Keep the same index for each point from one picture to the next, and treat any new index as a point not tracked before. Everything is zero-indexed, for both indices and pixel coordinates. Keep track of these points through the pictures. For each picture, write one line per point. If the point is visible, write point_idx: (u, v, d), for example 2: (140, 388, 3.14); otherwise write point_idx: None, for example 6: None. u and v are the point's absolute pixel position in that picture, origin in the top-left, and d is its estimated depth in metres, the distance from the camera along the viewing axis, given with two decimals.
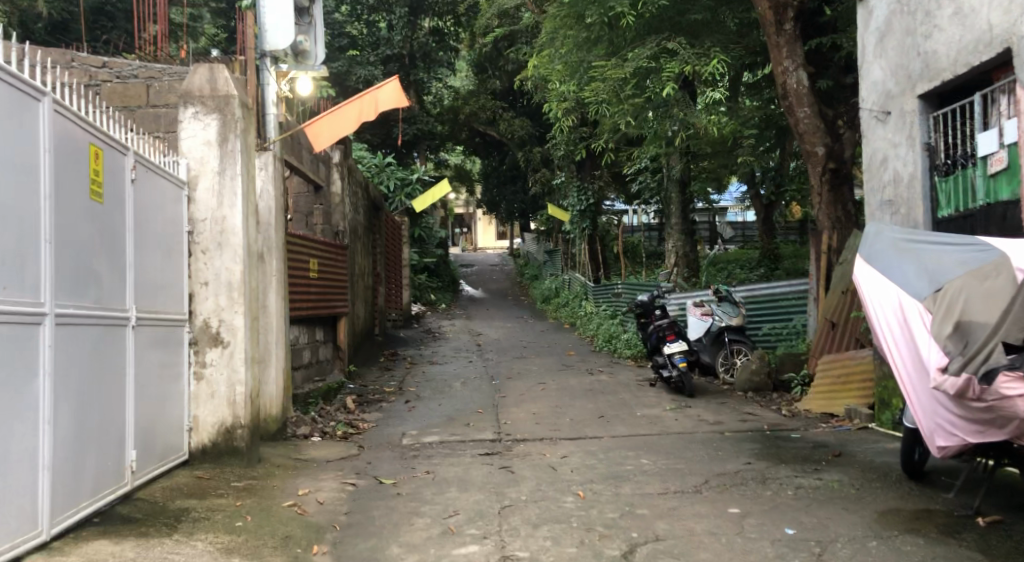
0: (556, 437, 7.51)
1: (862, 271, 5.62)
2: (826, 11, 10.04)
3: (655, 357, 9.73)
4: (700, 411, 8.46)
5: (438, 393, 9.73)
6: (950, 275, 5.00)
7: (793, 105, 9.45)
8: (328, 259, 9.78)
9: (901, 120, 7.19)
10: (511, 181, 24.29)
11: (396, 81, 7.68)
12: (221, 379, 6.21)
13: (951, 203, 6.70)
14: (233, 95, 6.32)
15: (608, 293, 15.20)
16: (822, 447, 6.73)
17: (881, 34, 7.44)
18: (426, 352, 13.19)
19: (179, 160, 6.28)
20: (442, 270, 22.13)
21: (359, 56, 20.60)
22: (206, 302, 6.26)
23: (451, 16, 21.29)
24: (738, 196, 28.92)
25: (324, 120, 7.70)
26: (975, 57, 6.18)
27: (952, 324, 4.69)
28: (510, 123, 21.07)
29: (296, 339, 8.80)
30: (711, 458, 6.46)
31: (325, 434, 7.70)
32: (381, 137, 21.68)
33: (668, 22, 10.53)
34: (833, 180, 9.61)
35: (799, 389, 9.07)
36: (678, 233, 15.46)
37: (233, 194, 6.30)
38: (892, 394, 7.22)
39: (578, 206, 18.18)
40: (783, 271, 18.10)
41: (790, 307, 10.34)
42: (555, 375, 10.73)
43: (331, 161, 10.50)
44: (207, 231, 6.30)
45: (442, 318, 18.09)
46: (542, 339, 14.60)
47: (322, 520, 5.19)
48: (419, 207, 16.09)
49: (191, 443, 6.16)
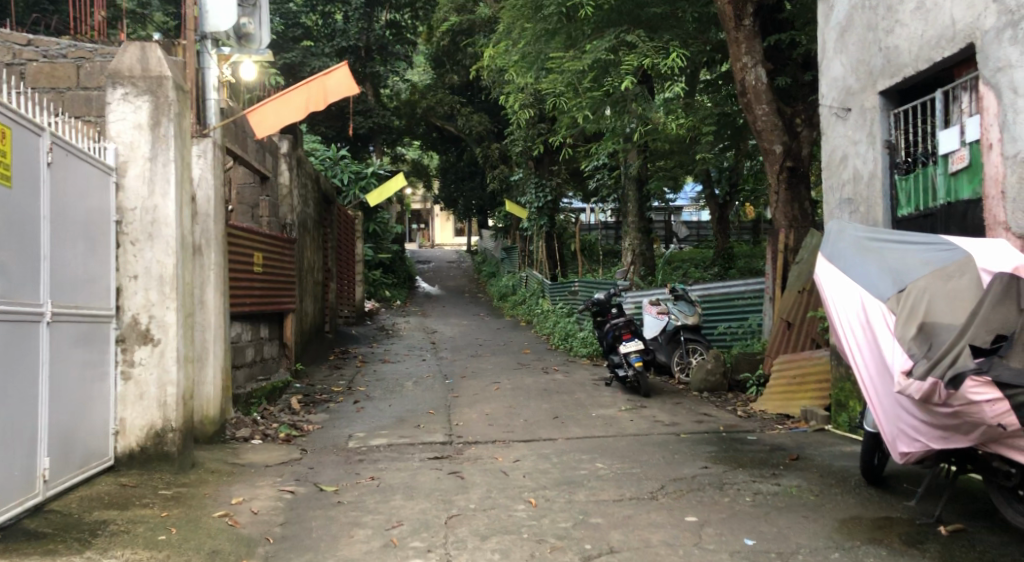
0: (508, 440, 7.25)
1: (823, 271, 5.42)
2: (785, 7, 9.90)
3: (610, 356, 9.53)
4: (656, 411, 8.27)
5: (388, 393, 9.42)
6: (913, 274, 4.85)
7: (751, 102, 9.32)
8: (275, 254, 9.42)
9: (862, 117, 7.04)
10: (469, 176, 23.98)
11: (347, 66, 7.34)
12: (151, 380, 5.85)
13: (911, 202, 6.56)
14: (167, 76, 5.99)
15: (565, 291, 14.98)
16: (780, 450, 6.56)
17: (842, 29, 7.29)
18: (379, 350, 12.87)
19: (107, 145, 5.90)
20: (397, 266, 21.80)
21: (314, 47, 20.07)
22: (134, 297, 5.90)
23: (409, 10, 20.99)
24: (693, 196, 29.00)
25: (269, 106, 7.35)
26: (937, 52, 6.03)
27: (916, 326, 4.54)
28: (467, 119, 20.72)
29: (239, 336, 8.43)
30: (668, 463, 6.24)
31: (267, 436, 7.34)
32: (336, 130, 21.24)
33: (627, 15, 10.28)
34: (790, 178, 9.48)
35: (755, 389, 8.90)
36: (635, 231, 15.27)
37: (166, 182, 5.96)
38: (850, 396, 7.08)
39: (536, 202, 17.91)
40: (737, 271, 18.09)
41: (745, 306, 10.20)
42: (509, 374, 10.48)
43: (279, 151, 10.14)
44: (137, 221, 5.93)
45: (396, 315, 17.76)
46: (498, 337, 14.35)
47: (254, 532, 4.88)
48: (373, 201, 15.72)
49: (117, 447, 5.79)
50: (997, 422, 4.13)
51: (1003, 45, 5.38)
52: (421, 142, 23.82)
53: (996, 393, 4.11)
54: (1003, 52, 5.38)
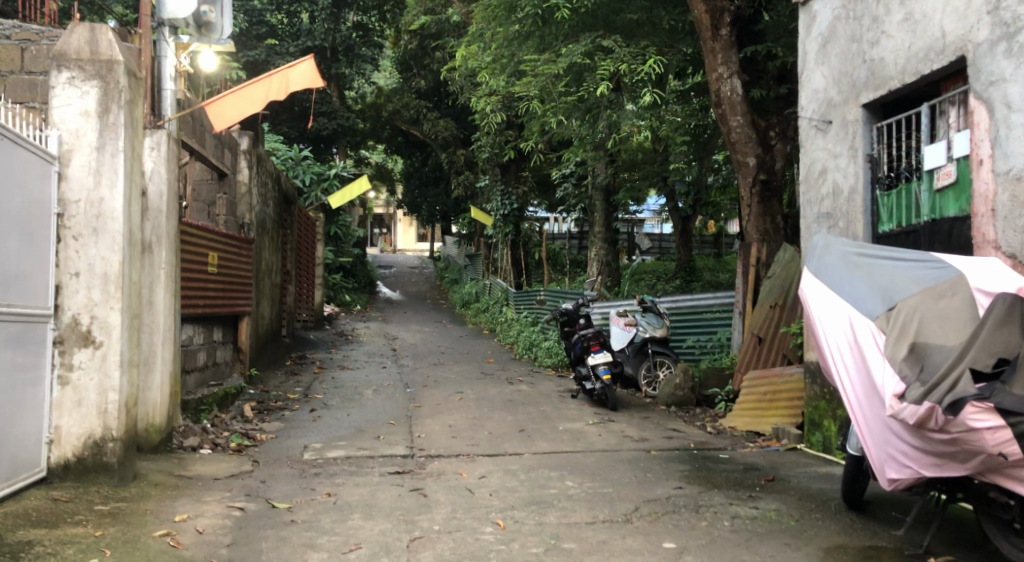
0: (472, 454, 6.93)
1: (810, 286, 5.19)
2: (762, 18, 9.69)
3: (578, 368, 9.27)
4: (624, 426, 8.01)
5: (347, 402, 9.04)
6: (904, 292, 4.66)
7: (726, 113, 9.11)
8: (230, 254, 8.98)
9: (843, 130, 6.83)
10: (433, 182, 23.60)
11: (311, 59, 7.00)
12: (91, 385, 5.47)
13: (893, 218, 6.34)
14: (118, 61, 5.64)
15: (530, 300, 14.67)
16: (754, 471, 6.31)
17: (824, 40, 7.08)
18: (337, 356, 12.47)
19: (50, 132, 5.52)
20: (358, 270, 21.39)
21: (278, 46, 19.55)
22: (76, 296, 5.50)
23: (376, 12, 20.65)
24: (655, 208, 28.92)
25: (227, 100, 6.99)
26: (925, 65, 5.83)
27: (908, 346, 4.35)
28: (433, 123, 20.35)
29: (190, 339, 8.01)
30: (640, 482, 5.97)
31: (216, 446, 6.94)
32: (299, 131, 20.82)
33: (602, 20, 10.04)
34: (763, 192, 9.27)
35: (724, 404, 8.68)
36: (601, 241, 14.94)
37: (114, 173, 5.59)
38: (825, 415, 6.80)
39: (501, 210, 17.66)
40: (702, 285, 17.94)
41: (715, 320, 9.99)
42: (472, 384, 10.15)
43: (238, 148, 9.71)
44: (80, 214, 5.55)
45: (355, 320, 17.34)
46: (460, 345, 14.02)
47: (197, 555, 4.52)
48: (335, 203, 15.30)
49: (51, 458, 5.39)
50: (997, 450, 3.94)
51: (997, 58, 5.19)
52: (386, 146, 23.43)
53: (998, 420, 3.91)
54: (997, 65, 5.20)
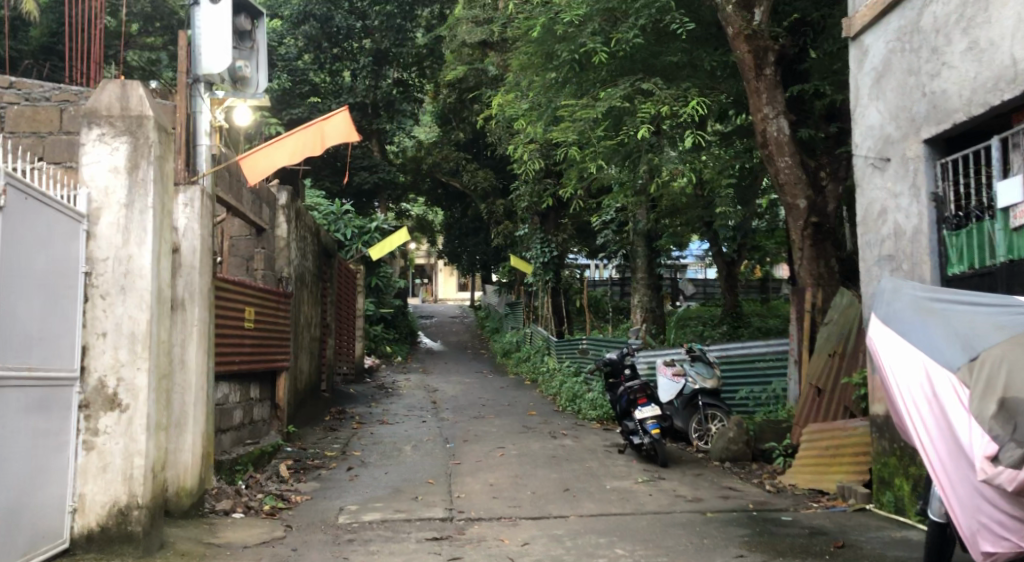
0: (515, 517, 6.55)
1: (878, 334, 4.78)
2: (808, 56, 9.37)
3: (624, 422, 8.83)
4: (676, 484, 7.58)
5: (385, 459, 8.71)
6: (987, 341, 4.26)
7: (773, 153, 8.73)
8: (268, 309, 8.78)
9: (903, 167, 6.43)
10: (474, 232, 23.40)
11: (346, 111, 6.82)
12: (116, 450, 5.22)
13: (964, 259, 5.89)
14: (148, 116, 5.47)
15: (572, 349, 14.25)
16: (821, 535, 5.85)
17: (878, 74, 6.72)
18: (377, 410, 12.17)
19: (79, 190, 5.36)
20: (400, 321, 21.20)
21: (321, 103, 19.66)
22: (102, 357, 5.29)
23: (416, 67, 20.70)
24: (698, 253, 28.39)
25: (262, 152, 6.75)
26: (995, 95, 5.46)
27: (996, 402, 3.95)
28: (472, 174, 20.26)
29: (226, 398, 7.76)
30: (697, 550, 5.56)
31: (250, 509, 6.65)
32: (341, 185, 20.84)
33: (641, 63, 9.81)
34: (815, 235, 8.83)
35: (782, 460, 8.19)
36: (644, 287, 14.47)
37: (142, 229, 5.39)
38: (896, 473, 6.33)
39: (541, 257, 17.36)
40: (749, 331, 17.38)
41: (768, 369, 9.52)
42: (514, 439, 9.74)
43: (276, 203, 9.55)
44: (108, 272, 5.36)
45: (396, 372, 17.09)
46: (502, 396, 13.65)
47: None
48: (375, 255, 15.09)
49: (75, 528, 5.14)
50: None
51: None
52: (426, 198, 23.37)
53: None
54: None
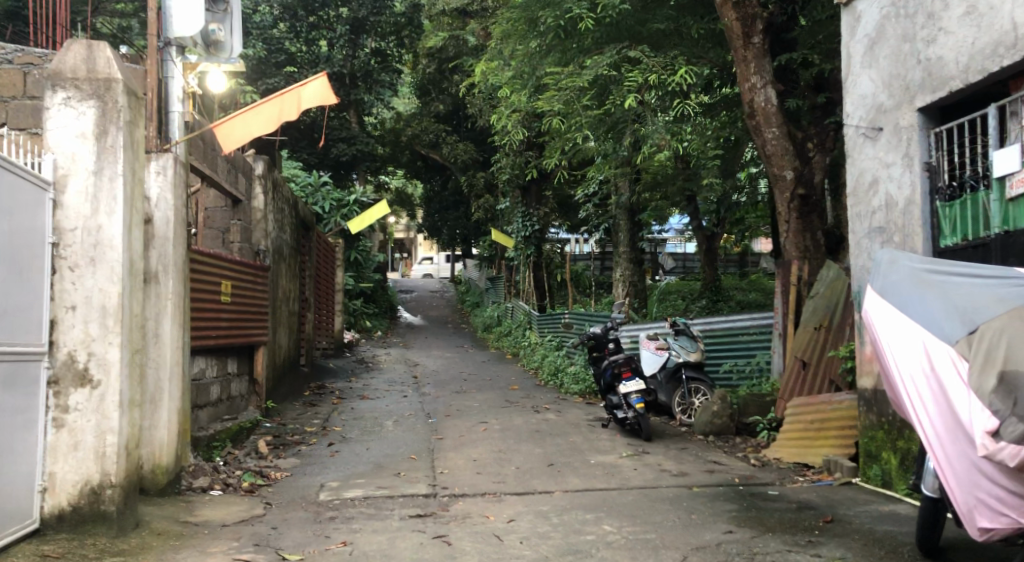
0: (499, 493, 6.43)
1: (874, 305, 4.66)
2: (796, 25, 9.19)
3: (608, 396, 8.71)
4: (661, 459, 7.50)
5: (366, 435, 8.57)
6: (986, 313, 4.18)
7: (760, 125, 8.59)
8: (245, 281, 8.56)
9: (896, 137, 6.30)
10: (454, 206, 23.12)
11: (324, 76, 6.61)
12: (88, 427, 5.04)
13: (958, 230, 5.80)
14: (116, 79, 5.24)
15: (555, 323, 14.09)
16: (809, 510, 5.77)
17: (871, 42, 6.57)
18: (357, 385, 12.00)
19: (44, 156, 5.13)
20: (379, 295, 20.98)
21: (297, 73, 19.27)
22: (72, 331, 5.09)
23: (394, 37, 20.32)
24: (679, 227, 28.30)
25: (237, 120, 6.50)
26: (993, 62, 5.36)
27: (996, 377, 3.93)
28: (453, 147, 19.99)
29: (202, 373, 7.57)
30: (686, 526, 5.47)
31: (228, 487, 6.49)
32: (318, 157, 20.52)
33: (627, 31, 9.63)
34: (802, 207, 8.69)
35: (766, 433, 8.08)
36: (627, 261, 14.32)
37: (112, 198, 5.18)
38: (883, 447, 6.27)
39: (522, 231, 17.20)
40: (730, 305, 17.33)
41: (751, 342, 9.41)
42: (497, 414, 9.61)
43: (253, 173, 9.30)
44: (77, 243, 5.15)
45: (376, 346, 16.91)
46: (484, 371, 13.52)
47: None
48: (354, 228, 14.75)
49: (45, 507, 4.96)
50: None
51: None
52: (405, 170, 23.06)
53: None
54: None
